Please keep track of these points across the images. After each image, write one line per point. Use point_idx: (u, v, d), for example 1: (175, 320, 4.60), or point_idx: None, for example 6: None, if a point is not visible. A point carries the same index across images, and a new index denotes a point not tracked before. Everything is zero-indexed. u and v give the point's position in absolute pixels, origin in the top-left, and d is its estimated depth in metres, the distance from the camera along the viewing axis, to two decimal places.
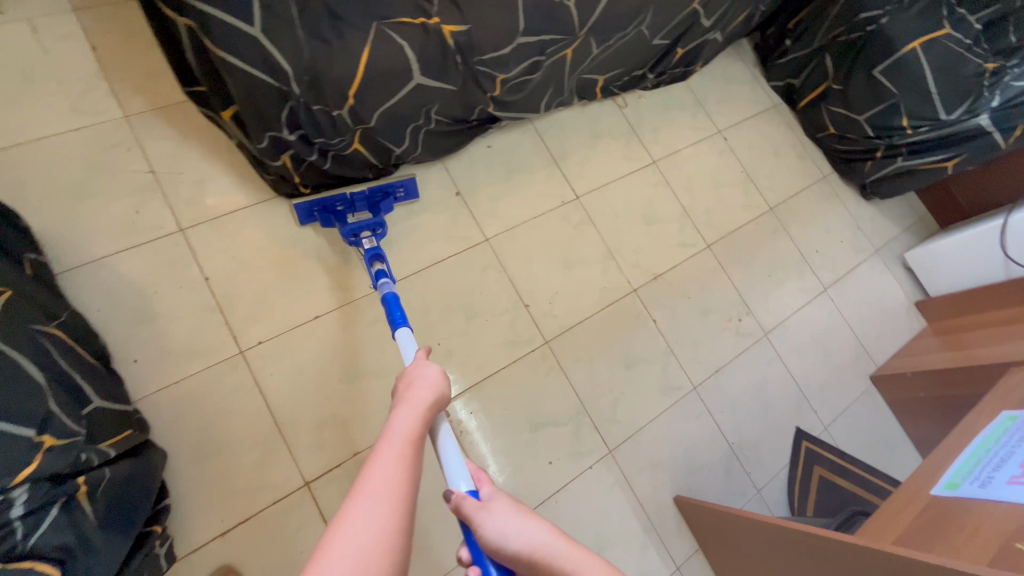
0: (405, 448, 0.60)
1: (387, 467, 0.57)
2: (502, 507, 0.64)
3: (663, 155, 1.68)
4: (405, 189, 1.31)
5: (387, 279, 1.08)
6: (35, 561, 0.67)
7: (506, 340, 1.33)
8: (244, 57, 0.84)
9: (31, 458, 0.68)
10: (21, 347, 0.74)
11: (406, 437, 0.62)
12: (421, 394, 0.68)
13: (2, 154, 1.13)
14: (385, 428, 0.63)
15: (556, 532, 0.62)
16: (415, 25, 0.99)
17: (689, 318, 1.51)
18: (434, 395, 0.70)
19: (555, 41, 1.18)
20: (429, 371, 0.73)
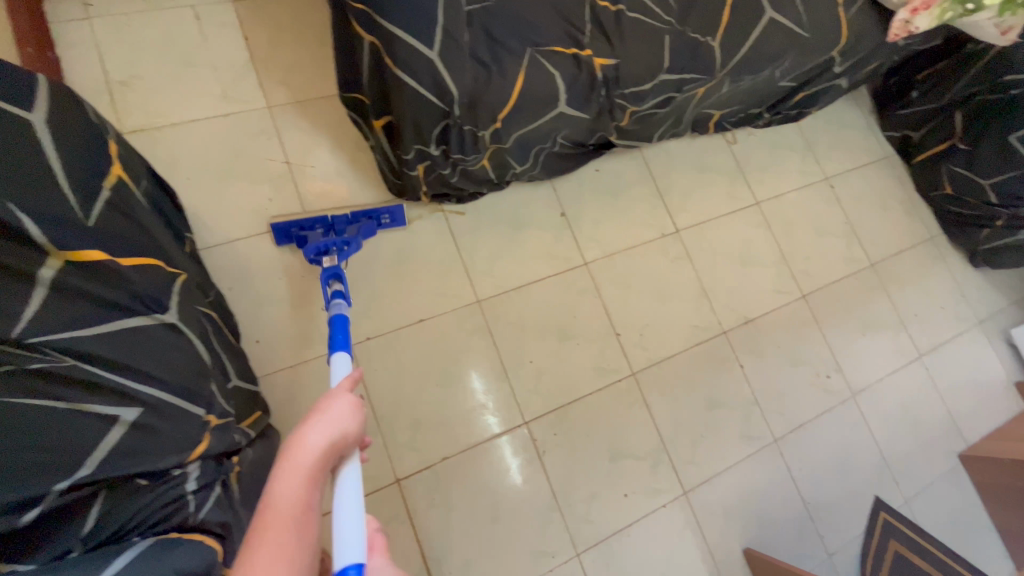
0: (293, 531, 0.53)
1: (271, 553, 0.51)
2: None
3: (768, 196, 1.64)
4: (391, 217, 1.26)
5: (340, 299, 1.01)
6: (201, 534, 0.73)
7: (594, 366, 1.34)
8: (418, 77, 0.87)
9: (200, 438, 0.77)
10: (193, 325, 0.84)
11: (296, 506, 0.55)
12: (314, 440, 0.62)
13: (161, 132, 1.21)
14: (265, 499, 0.55)
15: None
16: (569, 56, 1.01)
17: (776, 368, 1.48)
18: (332, 438, 0.63)
19: (693, 81, 1.18)
20: (336, 407, 0.66)
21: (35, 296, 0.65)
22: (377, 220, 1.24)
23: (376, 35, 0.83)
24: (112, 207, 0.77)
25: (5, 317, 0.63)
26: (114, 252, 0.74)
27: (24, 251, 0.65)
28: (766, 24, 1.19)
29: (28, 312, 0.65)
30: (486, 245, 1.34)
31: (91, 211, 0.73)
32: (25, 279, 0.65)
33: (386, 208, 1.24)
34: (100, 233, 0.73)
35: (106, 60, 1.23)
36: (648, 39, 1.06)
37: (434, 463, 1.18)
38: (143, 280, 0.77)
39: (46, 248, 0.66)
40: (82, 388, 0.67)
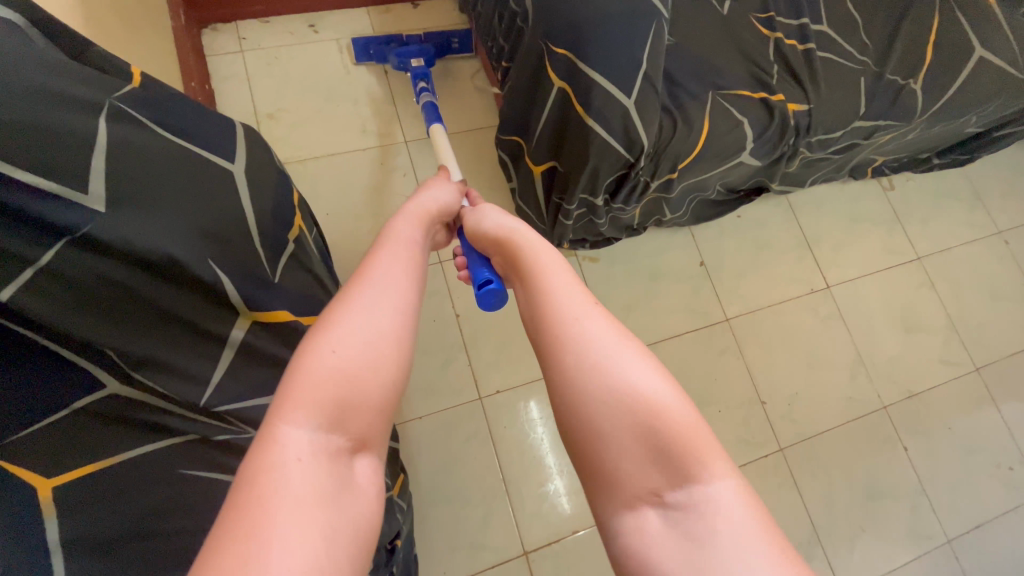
0: (412, 250, 0.56)
1: (392, 266, 0.52)
2: (492, 212, 0.64)
3: (930, 251, 1.45)
4: (460, 39, 1.30)
5: (428, 92, 1.14)
6: None
7: (738, 438, 1.19)
8: (610, 127, 0.78)
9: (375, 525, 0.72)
10: None
11: (405, 243, 0.57)
12: (426, 204, 0.66)
13: (303, 166, 1.21)
14: (385, 231, 0.58)
15: (523, 225, 0.59)
16: (757, 100, 0.91)
17: (949, 453, 1.27)
18: (440, 202, 0.68)
19: (887, 128, 1.03)
20: (436, 189, 0.69)
21: (224, 357, 0.64)
22: (447, 43, 1.30)
23: (570, 82, 0.76)
24: (292, 258, 0.74)
25: (196, 382, 0.61)
26: (296, 311, 0.73)
27: (219, 313, 0.62)
28: (976, 64, 1.04)
29: (216, 376, 0.63)
30: (621, 296, 1.24)
31: (277, 267, 0.71)
32: (217, 341, 0.63)
33: (455, 32, 1.29)
34: (285, 291, 0.71)
35: (256, 92, 1.24)
36: (842, 83, 0.96)
37: (565, 536, 1.07)
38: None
39: (239, 308, 0.64)
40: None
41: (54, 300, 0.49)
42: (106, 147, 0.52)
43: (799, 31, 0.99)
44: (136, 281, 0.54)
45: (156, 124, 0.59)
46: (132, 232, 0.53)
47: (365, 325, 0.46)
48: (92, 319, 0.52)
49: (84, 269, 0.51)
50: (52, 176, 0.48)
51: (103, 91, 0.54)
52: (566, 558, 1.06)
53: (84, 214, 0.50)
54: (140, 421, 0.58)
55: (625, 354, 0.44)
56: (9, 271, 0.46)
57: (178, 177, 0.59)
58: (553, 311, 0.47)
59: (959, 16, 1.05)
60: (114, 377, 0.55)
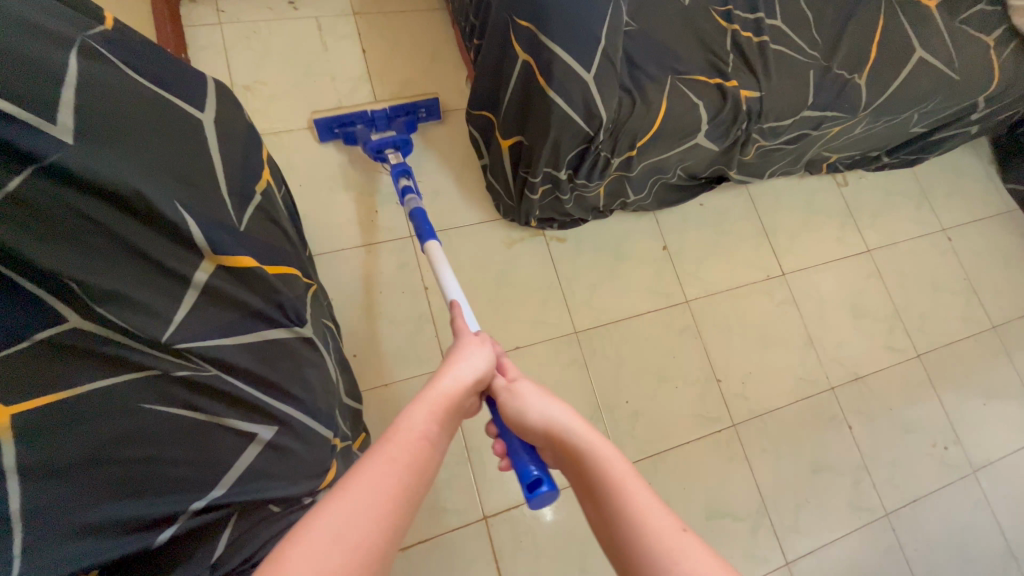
0: (429, 437, 0.56)
1: (399, 456, 0.53)
2: (530, 392, 0.68)
3: (879, 244, 1.53)
4: (428, 109, 1.26)
5: (414, 195, 1.07)
6: None
7: (693, 413, 1.25)
8: (570, 100, 0.82)
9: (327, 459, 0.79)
10: (324, 339, 0.86)
11: (417, 432, 0.56)
12: (465, 373, 0.67)
13: (277, 138, 1.22)
14: (401, 419, 0.57)
15: (574, 415, 0.63)
16: (712, 85, 0.97)
17: (889, 432, 1.35)
18: (480, 370, 0.69)
19: (834, 119, 1.10)
20: (475, 358, 0.70)
21: (187, 297, 0.65)
22: (414, 113, 1.25)
23: (533, 55, 0.80)
24: (258, 210, 0.76)
25: (157, 319, 0.62)
26: (262, 259, 0.74)
27: (182, 253, 0.63)
28: (916, 64, 1.12)
29: (179, 315, 0.64)
30: (586, 275, 1.29)
31: (242, 215, 0.73)
32: (181, 281, 0.64)
33: (423, 102, 1.25)
34: (250, 238, 0.73)
35: (232, 64, 1.25)
36: (793, 74, 1.03)
37: (525, 501, 1.10)
38: (286, 289, 0.77)
39: (205, 251, 0.65)
40: (223, 402, 0.68)
41: (16, 226, 0.51)
42: (75, 79, 0.55)
43: (755, 24, 1.05)
44: (101, 213, 0.56)
45: (125, 65, 0.62)
46: (96, 164, 0.55)
47: (349, 526, 0.45)
48: (54, 247, 0.54)
49: (49, 197, 0.53)
50: (20, 102, 0.51)
51: (74, 28, 0.57)
52: (525, 523, 1.09)
53: (50, 143, 0.52)
54: (102, 356, 0.59)
55: (691, 552, 0.46)
56: None
57: (145, 119, 0.62)
58: (625, 516, 0.51)
59: (901, 19, 1.13)
60: (76, 311, 0.57)
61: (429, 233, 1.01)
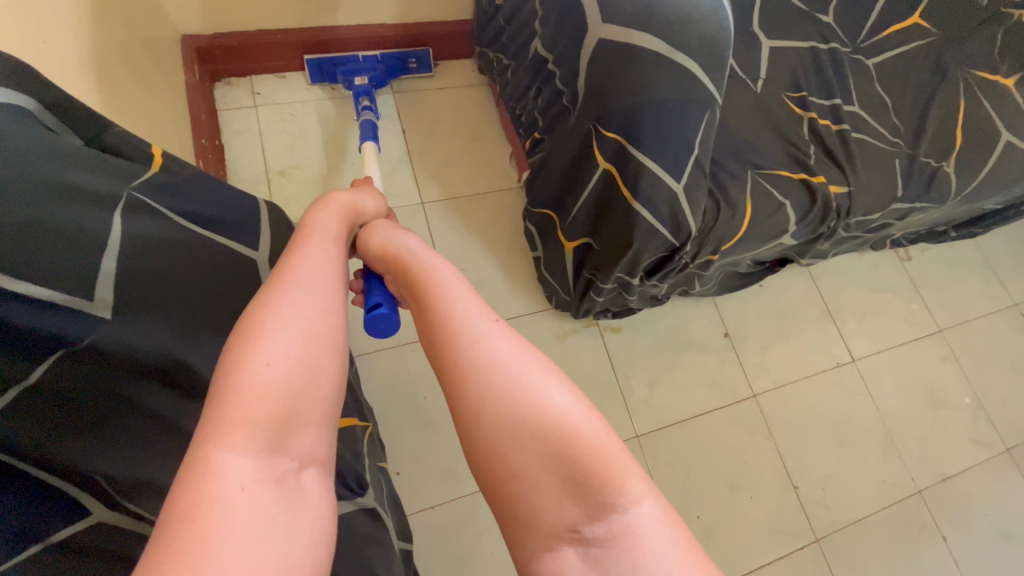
0: (330, 246, 0.49)
1: (312, 262, 0.45)
2: (393, 228, 0.59)
3: (950, 323, 1.43)
4: (417, 60, 1.29)
5: (368, 111, 1.13)
6: None
7: (773, 527, 1.11)
8: (657, 212, 0.73)
9: None
10: (383, 490, 0.73)
11: (328, 241, 0.49)
12: (341, 199, 0.57)
13: None
14: (303, 224, 0.51)
15: (429, 250, 0.54)
16: (797, 182, 0.89)
17: (988, 543, 1.20)
18: (354, 201, 0.58)
19: (922, 209, 1.01)
20: (347, 196, 0.58)
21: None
22: (402, 61, 1.29)
23: (617, 165, 0.72)
24: None
25: None
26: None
27: None
28: (1004, 148, 1.04)
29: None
30: (645, 370, 1.18)
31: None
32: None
33: (413, 51, 1.28)
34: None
35: (267, 149, 1.19)
36: (879, 164, 0.95)
37: None
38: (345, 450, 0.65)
39: None
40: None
41: (35, 421, 0.40)
42: (119, 245, 0.45)
43: (833, 111, 0.98)
44: (141, 394, 0.47)
45: (174, 213, 0.53)
46: (141, 340, 0.46)
47: (305, 322, 0.40)
48: (78, 441, 0.43)
49: (80, 385, 0.43)
50: (54, 283, 0.41)
51: (117, 180, 0.48)
52: None
53: (90, 325, 0.42)
54: (136, 559, 0.48)
55: (532, 370, 0.42)
56: None
57: (193, 274, 0.52)
58: (456, 330, 0.44)
59: (983, 101, 1.06)
60: (101, 501, 0.47)
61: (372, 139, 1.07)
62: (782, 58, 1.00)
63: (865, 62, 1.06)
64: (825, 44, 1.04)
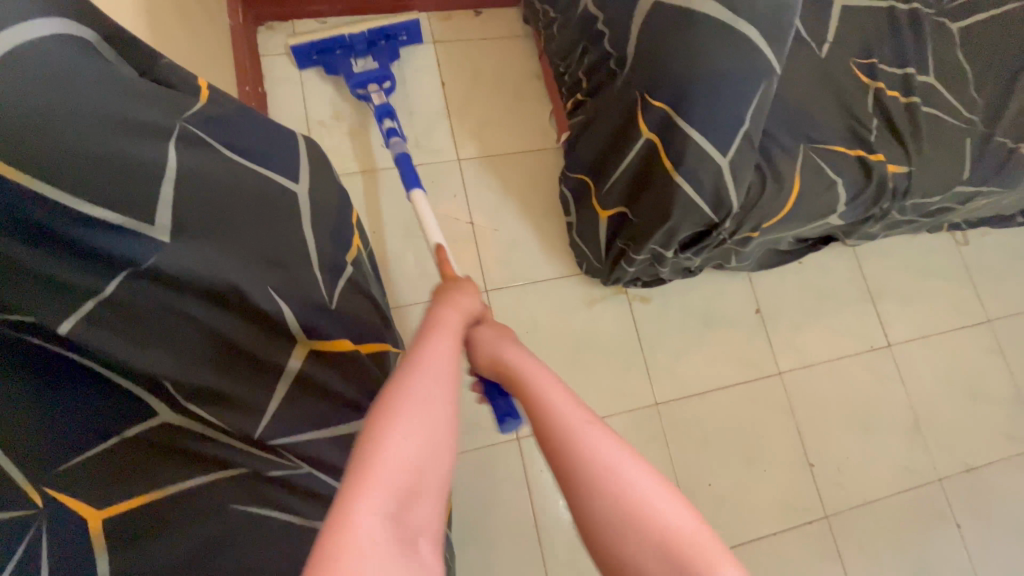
0: (452, 344, 0.46)
1: (426, 365, 0.42)
2: (496, 323, 0.57)
3: (1002, 314, 1.36)
4: (408, 33, 1.20)
5: (398, 137, 1.03)
6: None
7: (782, 501, 1.14)
8: (698, 185, 0.71)
9: None
10: None
11: (455, 325, 0.49)
12: (456, 300, 0.53)
13: (352, 180, 1.16)
14: (429, 317, 0.49)
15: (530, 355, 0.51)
16: (852, 160, 0.84)
17: (1005, 535, 1.20)
18: (469, 299, 0.55)
19: (989, 193, 0.94)
20: (464, 293, 0.56)
21: (280, 386, 0.59)
22: (395, 37, 1.19)
23: (661, 135, 0.70)
24: (352, 286, 0.68)
25: (251, 412, 0.57)
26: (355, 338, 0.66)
27: (275, 340, 0.58)
28: None
29: (270, 409, 0.58)
30: (670, 340, 1.19)
31: (334, 292, 0.65)
32: (273, 370, 0.59)
33: (402, 26, 1.19)
34: (343, 318, 0.65)
35: (309, 98, 1.19)
36: (947, 144, 0.88)
37: None
38: (380, 372, 0.67)
39: (295, 335, 0.60)
40: (314, 502, 0.60)
41: (112, 330, 0.48)
42: (174, 175, 0.48)
43: (903, 82, 0.91)
44: (195, 308, 0.52)
45: (227, 148, 0.55)
46: (190, 259, 0.50)
47: (420, 426, 0.38)
48: (149, 348, 0.50)
49: (146, 299, 0.49)
50: (118, 208, 0.45)
51: (172, 112, 0.50)
52: None
53: (148, 246, 0.47)
54: (187, 449, 0.56)
55: (618, 467, 0.41)
56: (74, 303, 0.45)
57: (245, 203, 0.55)
58: (589, 460, 0.41)
59: None
60: (166, 405, 0.56)
61: (416, 184, 0.98)
62: (853, 22, 0.92)
63: (949, 27, 0.96)
64: (904, 6, 0.95)
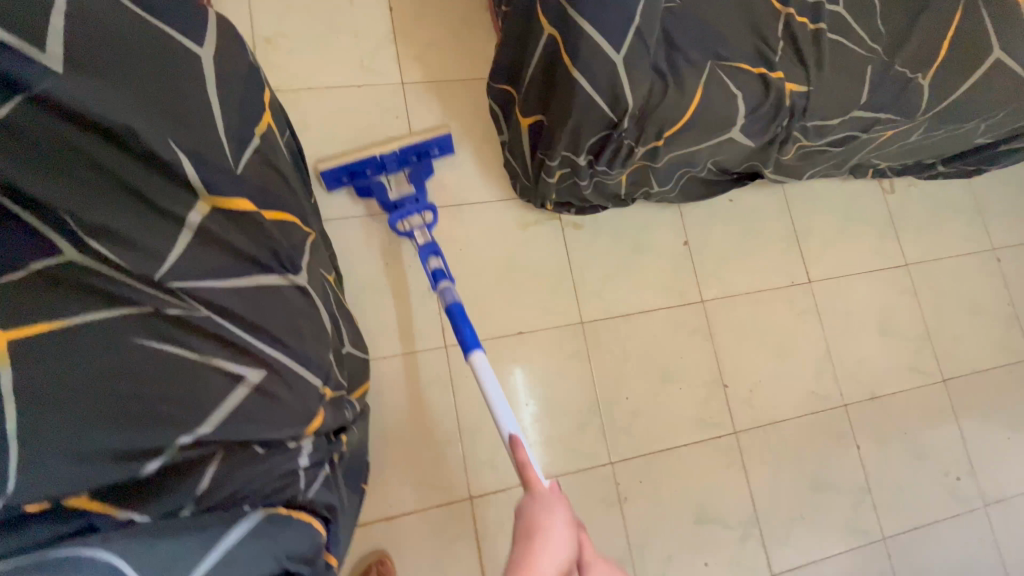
0: None
1: None
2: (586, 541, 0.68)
3: (919, 259, 1.44)
4: (439, 147, 1.17)
5: (448, 283, 0.98)
6: (302, 515, 0.70)
7: (695, 416, 1.22)
8: (594, 80, 0.77)
9: (316, 410, 0.74)
10: (322, 300, 0.82)
11: None
12: (555, 543, 0.63)
13: (296, 96, 1.19)
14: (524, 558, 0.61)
15: None
16: (755, 76, 0.88)
17: (899, 457, 1.30)
18: (566, 526, 0.65)
19: (887, 122, 1.01)
20: (555, 520, 0.66)
21: (181, 239, 0.63)
22: (426, 155, 1.17)
23: (561, 28, 0.76)
24: (261, 157, 0.72)
25: (152, 258, 0.61)
26: (261, 204, 0.70)
27: (175, 191, 0.61)
28: (991, 66, 1.00)
29: (171, 256, 0.62)
30: (600, 265, 1.25)
31: (240, 159, 0.68)
32: (173, 221, 0.62)
33: (433, 140, 1.16)
34: (247, 184, 0.68)
35: (254, 13, 1.20)
36: (849, 70, 0.93)
37: (511, 486, 1.10)
38: (283, 238, 0.73)
39: (197, 189, 0.63)
40: (214, 343, 0.64)
41: (11, 155, 0.52)
42: (66, 7, 0.53)
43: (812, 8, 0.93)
44: (90, 146, 0.55)
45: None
46: (81, 94, 0.53)
47: None
48: (45, 179, 0.54)
49: (38, 128, 0.53)
50: (10, 29, 0.49)
51: None
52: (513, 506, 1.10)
53: (37, 71, 0.51)
54: (93, 285, 0.58)
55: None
56: None
57: (143, 54, 0.58)
58: None
59: (984, 14, 0.99)
60: (69, 243, 0.58)
61: (475, 345, 0.92)
62: None
63: None
64: None
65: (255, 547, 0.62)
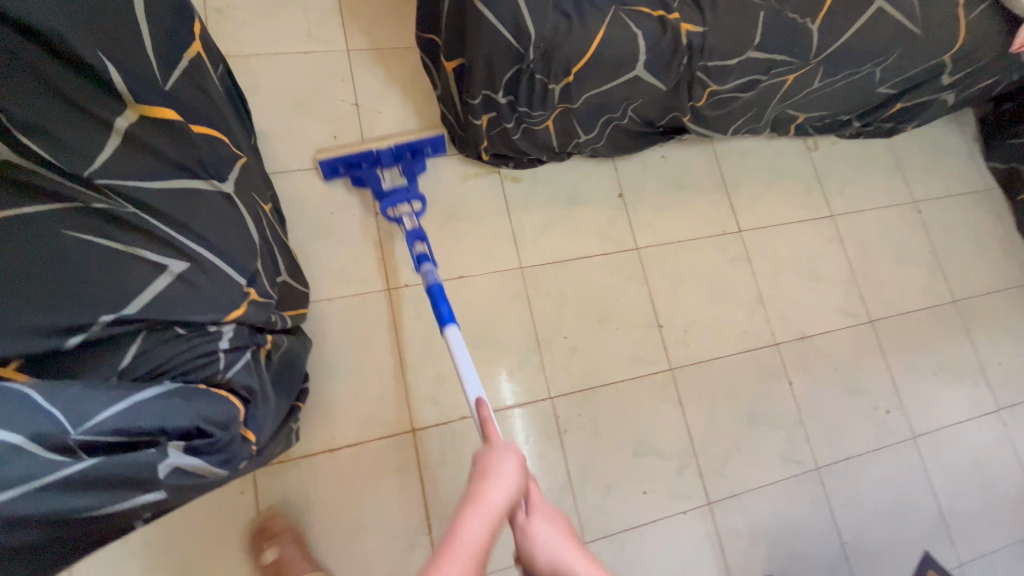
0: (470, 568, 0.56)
1: None
2: (546, 515, 0.68)
3: (844, 211, 1.53)
4: (433, 146, 1.25)
5: (431, 265, 1.03)
6: (227, 393, 0.77)
7: (632, 354, 1.28)
8: (496, 11, 0.87)
9: (240, 303, 0.81)
10: (250, 214, 0.89)
11: (474, 552, 0.58)
12: (495, 496, 0.63)
13: (245, 61, 1.26)
14: (452, 536, 0.59)
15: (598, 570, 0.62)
16: (654, 18, 0.97)
17: (830, 392, 1.37)
18: (507, 492, 0.65)
19: (784, 63, 1.11)
20: (506, 464, 0.67)
21: (109, 143, 0.65)
22: (420, 152, 1.25)
23: None
24: (188, 77, 0.78)
25: (79, 156, 0.63)
26: (188, 118, 0.76)
27: (104, 98, 0.63)
28: (874, 13, 1.09)
29: (100, 157, 0.64)
30: (537, 215, 1.32)
31: (168, 76, 0.73)
32: (102, 125, 0.64)
33: (429, 139, 1.24)
34: (175, 98, 0.73)
35: None
36: (742, 13, 1.01)
37: (453, 420, 1.15)
38: (208, 149, 0.79)
39: (125, 99, 0.65)
40: (140, 236, 0.69)
41: None
42: None
43: None
44: (22, 49, 0.57)
45: None
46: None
47: None
48: None
49: None
50: None
51: None
52: (454, 439, 1.15)
53: None
54: (17, 180, 0.61)
55: None
56: None
57: None
58: None
59: None
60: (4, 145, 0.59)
61: (451, 320, 0.96)
62: None
63: None
64: None
65: (168, 402, 0.64)
